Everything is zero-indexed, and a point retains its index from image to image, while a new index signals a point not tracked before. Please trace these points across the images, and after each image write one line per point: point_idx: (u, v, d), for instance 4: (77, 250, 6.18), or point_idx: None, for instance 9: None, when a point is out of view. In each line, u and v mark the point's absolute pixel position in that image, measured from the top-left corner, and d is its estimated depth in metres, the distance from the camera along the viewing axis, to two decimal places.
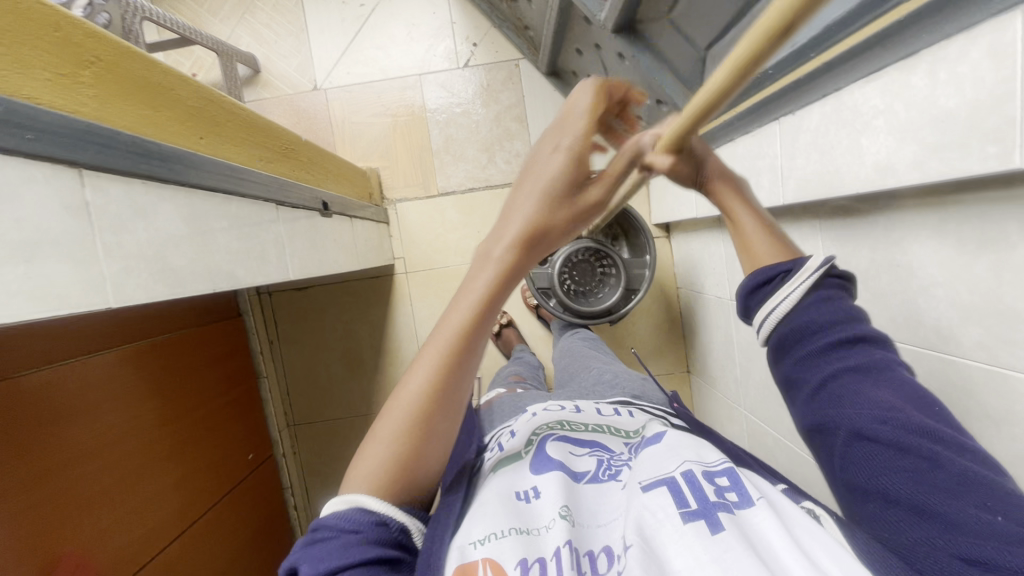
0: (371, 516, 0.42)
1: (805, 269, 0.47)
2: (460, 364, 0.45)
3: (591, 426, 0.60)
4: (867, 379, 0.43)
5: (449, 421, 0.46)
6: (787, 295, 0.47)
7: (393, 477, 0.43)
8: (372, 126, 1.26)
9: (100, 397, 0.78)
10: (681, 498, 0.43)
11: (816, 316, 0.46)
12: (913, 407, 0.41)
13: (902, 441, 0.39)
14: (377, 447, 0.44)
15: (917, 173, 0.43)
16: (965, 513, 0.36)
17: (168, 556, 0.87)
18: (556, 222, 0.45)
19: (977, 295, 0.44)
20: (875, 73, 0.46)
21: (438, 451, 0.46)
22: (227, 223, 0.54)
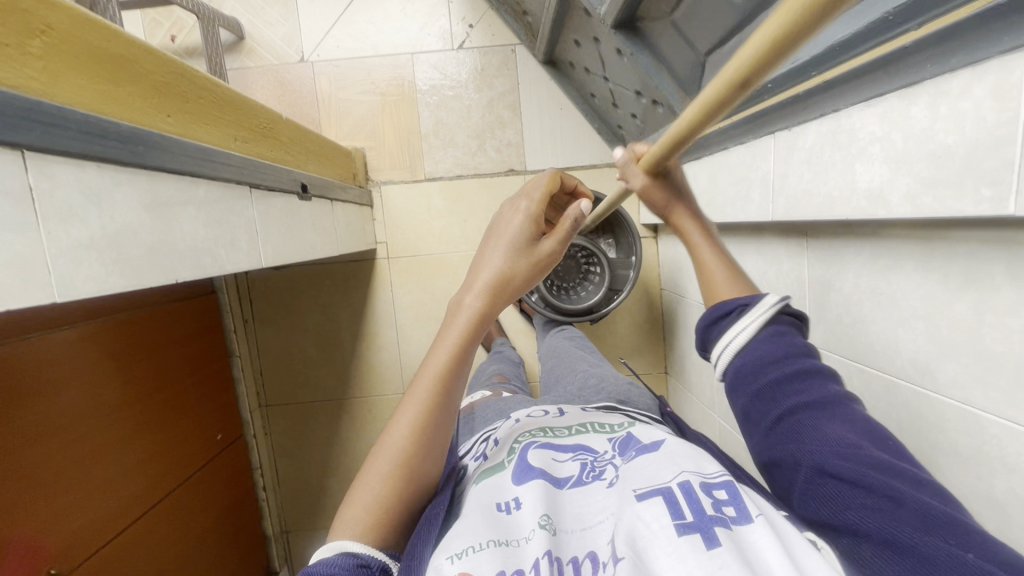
0: (354, 558, 0.44)
1: (761, 305, 0.51)
2: (441, 404, 0.51)
3: (573, 430, 0.63)
4: (823, 415, 0.45)
5: (432, 456, 0.52)
6: (743, 328, 0.51)
7: (380, 513, 0.48)
8: (360, 104, 1.22)
9: (58, 375, 0.75)
10: (677, 509, 0.42)
11: (770, 348, 0.49)
12: (869, 441, 0.42)
13: (865, 477, 0.39)
14: (364, 490, 0.48)
15: (909, 207, 0.42)
16: (937, 547, 0.34)
17: (127, 538, 0.85)
18: (518, 276, 0.54)
19: (956, 332, 0.44)
20: (876, 98, 0.45)
21: (422, 484, 0.52)
22: (193, 208, 0.51)
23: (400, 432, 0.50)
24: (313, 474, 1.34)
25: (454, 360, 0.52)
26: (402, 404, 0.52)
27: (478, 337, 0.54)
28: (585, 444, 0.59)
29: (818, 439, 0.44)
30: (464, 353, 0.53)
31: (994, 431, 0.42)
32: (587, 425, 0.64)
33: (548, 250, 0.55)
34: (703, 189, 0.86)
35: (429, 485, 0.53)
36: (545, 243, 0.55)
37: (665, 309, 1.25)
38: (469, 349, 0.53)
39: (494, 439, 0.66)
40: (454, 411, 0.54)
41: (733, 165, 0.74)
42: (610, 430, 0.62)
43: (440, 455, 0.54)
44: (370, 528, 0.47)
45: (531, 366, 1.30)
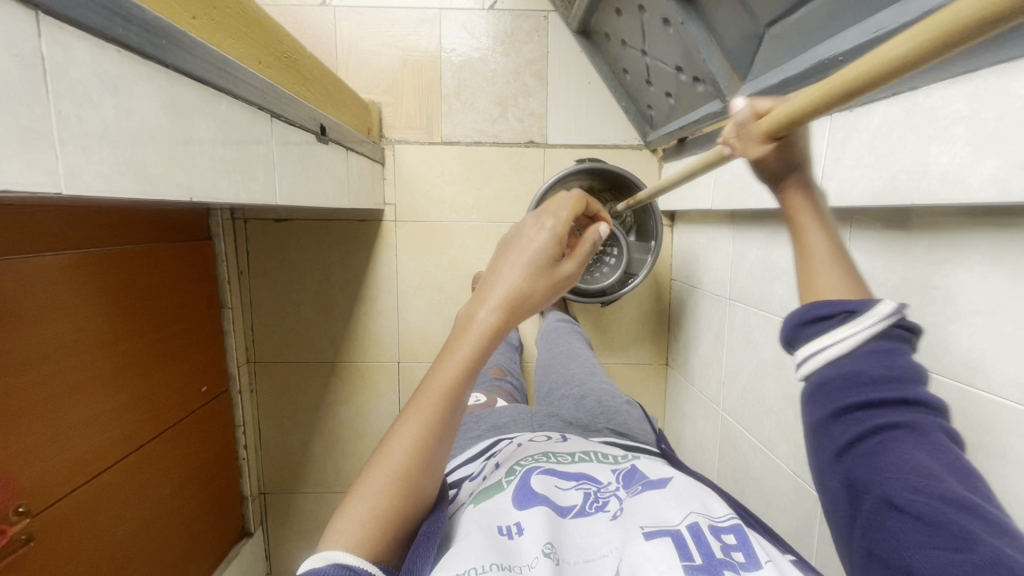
0: (343, 572, 0.39)
1: (873, 315, 0.39)
2: (444, 422, 0.46)
3: (576, 455, 0.60)
4: (912, 443, 0.36)
5: (429, 473, 0.47)
6: (843, 338, 0.39)
7: (374, 530, 0.43)
8: (381, 56, 1.16)
9: (42, 301, 0.70)
10: (684, 551, 0.41)
11: (867, 365, 0.38)
12: (955, 478, 0.34)
13: (936, 515, 0.32)
14: (360, 500, 0.43)
15: (995, 191, 0.40)
16: None
17: (100, 484, 0.80)
18: (535, 297, 0.47)
19: (1021, 329, 0.42)
20: (967, 74, 0.42)
21: (417, 501, 0.47)
22: (213, 123, 0.47)
23: (398, 449, 0.45)
24: (297, 437, 1.30)
25: (462, 376, 0.46)
26: (402, 416, 0.46)
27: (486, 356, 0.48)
28: (587, 471, 0.56)
29: (893, 466, 0.35)
30: (471, 371, 0.46)
31: None
32: (590, 452, 0.61)
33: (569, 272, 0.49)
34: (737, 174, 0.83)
35: (426, 498, 0.48)
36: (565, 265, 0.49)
37: (673, 301, 1.23)
38: (476, 368, 0.47)
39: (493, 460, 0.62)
40: (454, 427, 0.48)
41: None
42: (613, 461, 0.59)
43: (436, 471, 0.48)
44: (365, 548, 0.42)
45: (530, 346, 1.27)
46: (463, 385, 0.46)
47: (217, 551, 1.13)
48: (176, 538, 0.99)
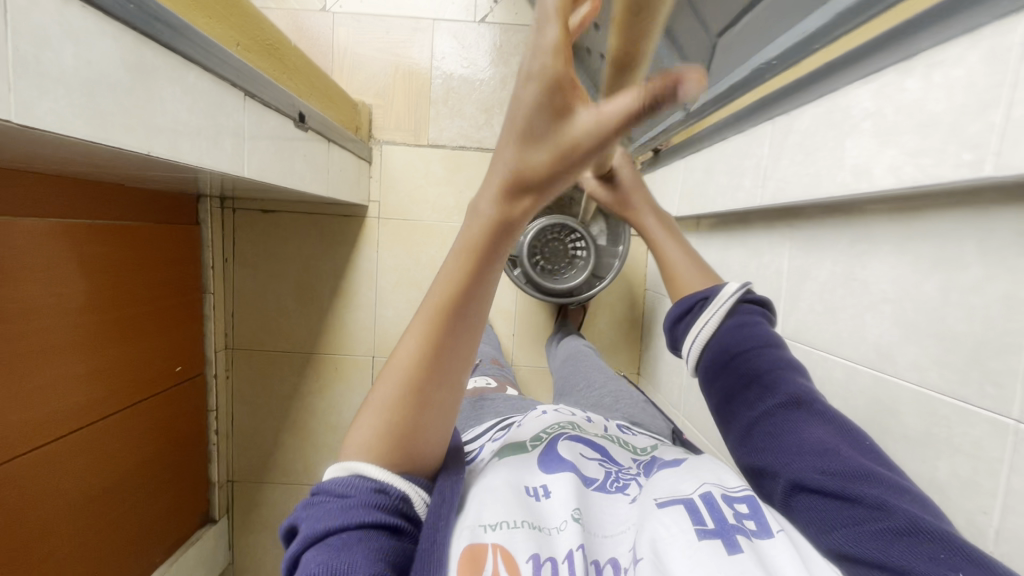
0: (370, 482, 0.39)
1: (723, 295, 0.56)
2: (452, 328, 0.41)
3: (600, 434, 0.59)
4: (799, 414, 0.46)
5: (446, 386, 0.42)
6: (707, 320, 0.55)
7: (384, 441, 0.41)
8: (375, 61, 1.21)
9: (21, 263, 0.73)
10: (697, 516, 0.39)
11: (731, 341, 0.53)
12: (844, 443, 0.42)
13: (844, 488, 0.39)
14: (370, 412, 0.42)
15: (892, 179, 0.42)
16: (908, 557, 0.33)
17: (63, 447, 0.81)
18: (537, 171, 0.36)
19: (921, 313, 0.44)
20: (874, 74, 0.45)
21: (439, 412, 0.43)
22: (179, 89, 0.50)
23: (404, 355, 0.42)
24: (268, 425, 1.31)
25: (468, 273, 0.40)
26: (412, 322, 0.43)
27: (507, 241, 0.41)
28: (609, 451, 0.55)
29: (793, 441, 0.44)
30: (479, 261, 0.40)
31: (945, 411, 0.41)
32: (614, 438, 0.60)
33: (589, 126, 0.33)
34: (697, 181, 0.86)
35: (457, 405, 0.44)
36: (581, 120, 0.33)
37: (647, 310, 1.25)
38: (488, 257, 0.40)
39: (517, 422, 0.62)
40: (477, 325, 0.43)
41: (729, 154, 0.74)
42: (634, 451, 0.58)
43: (461, 375, 0.44)
44: (376, 457, 0.40)
45: (509, 350, 1.27)
46: (473, 280, 0.40)
47: (172, 534, 1.12)
48: (132, 513, 0.99)
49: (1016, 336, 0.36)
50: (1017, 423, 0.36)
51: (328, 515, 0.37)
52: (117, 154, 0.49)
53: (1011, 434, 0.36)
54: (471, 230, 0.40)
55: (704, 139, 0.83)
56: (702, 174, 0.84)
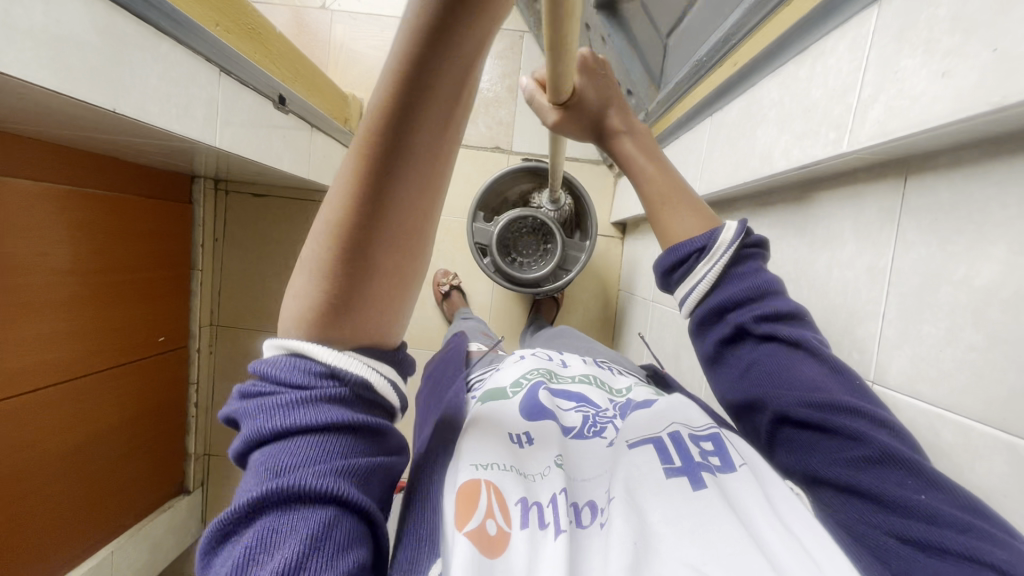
0: (316, 369, 0.32)
1: (720, 244, 0.46)
2: (385, 168, 0.27)
3: (577, 378, 0.63)
4: (796, 354, 0.43)
5: (392, 250, 0.30)
6: (703, 275, 0.47)
7: (319, 319, 0.31)
8: (369, 57, 1.27)
9: (18, 220, 0.78)
10: (665, 455, 0.43)
11: (729, 293, 0.47)
12: (839, 385, 0.40)
13: (828, 422, 0.39)
14: (298, 279, 0.31)
15: (784, 161, 0.46)
16: (888, 487, 0.35)
17: (50, 397, 0.86)
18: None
19: (813, 290, 0.47)
20: (778, 69, 0.49)
21: (394, 280, 0.31)
22: (150, 57, 0.55)
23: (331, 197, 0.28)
24: None
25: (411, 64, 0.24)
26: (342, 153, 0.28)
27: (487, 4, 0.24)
28: (586, 396, 0.58)
29: (788, 382, 0.43)
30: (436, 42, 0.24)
31: None
32: (591, 377, 0.64)
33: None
34: None
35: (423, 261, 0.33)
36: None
37: (619, 310, 1.28)
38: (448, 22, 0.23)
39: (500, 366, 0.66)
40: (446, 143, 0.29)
41: (679, 151, 0.78)
42: (611, 392, 0.61)
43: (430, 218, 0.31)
44: (314, 331, 0.32)
45: None
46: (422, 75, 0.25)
47: (144, 501, 1.14)
48: (112, 472, 1.03)
49: (875, 304, 0.39)
50: (874, 383, 0.40)
51: (273, 414, 0.32)
52: (88, 113, 0.54)
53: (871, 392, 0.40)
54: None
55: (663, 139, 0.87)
56: None
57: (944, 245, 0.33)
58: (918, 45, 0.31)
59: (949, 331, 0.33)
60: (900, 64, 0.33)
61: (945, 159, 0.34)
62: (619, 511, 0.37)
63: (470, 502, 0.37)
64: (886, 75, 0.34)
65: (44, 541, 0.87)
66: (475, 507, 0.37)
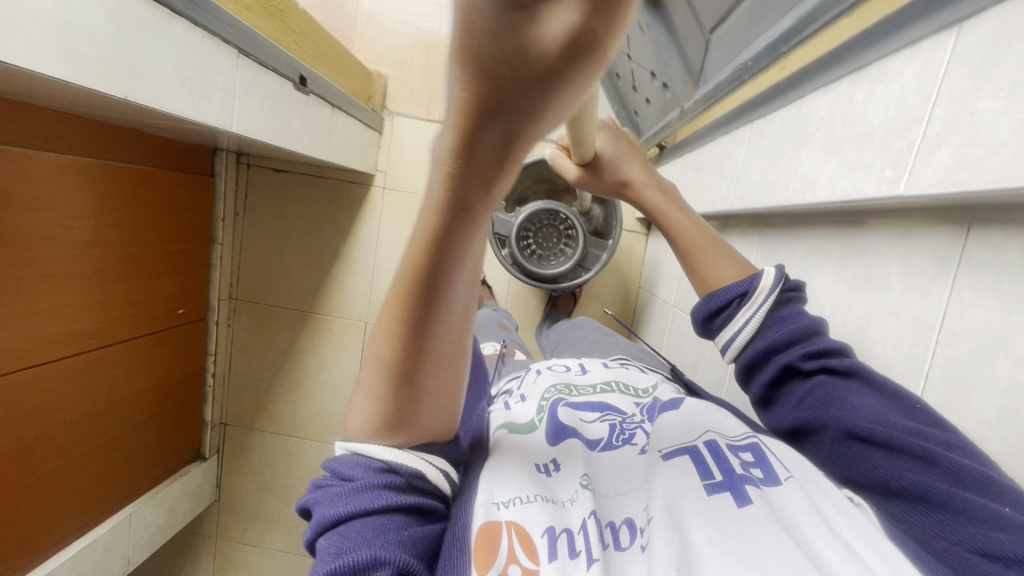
0: (375, 462, 0.37)
1: (760, 290, 0.44)
2: (424, 316, 0.32)
3: (598, 387, 0.59)
4: (852, 386, 0.39)
5: (444, 373, 0.35)
6: (745, 320, 0.44)
7: (382, 427, 0.37)
8: (396, 32, 1.24)
9: (45, 190, 0.78)
10: (704, 468, 0.40)
11: (774, 334, 0.44)
12: (897, 411, 0.36)
13: (895, 438, 0.35)
14: (363, 395, 0.37)
15: (829, 191, 0.42)
16: (975, 500, 0.30)
17: (74, 365, 0.88)
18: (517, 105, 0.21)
19: (847, 332, 0.44)
20: (831, 84, 0.45)
21: (444, 397, 0.37)
22: (165, 40, 0.53)
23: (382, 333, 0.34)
24: (264, 375, 1.38)
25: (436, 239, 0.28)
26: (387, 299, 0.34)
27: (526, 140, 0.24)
28: (610, 404, 0.55)
29: (842, 410, 0.39)
30: (463, 208, 0.27)
31: None
32: (614, 384, 0.60)
33: (566, 31, 0.18)
34: (687, 181, 0.85)
35: (464, 373, 0.37)
36: (554, 17, 0.18)
37: (638, 307, 1.25)
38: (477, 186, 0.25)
39: (517, 392, 0.62)
40: (474, 282, 0.33)
41: (714, 154, 0.73)
42: (636, 393, 0.58)
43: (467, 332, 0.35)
44: (377, 435, 0.37)
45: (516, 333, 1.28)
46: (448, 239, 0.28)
47: (159, 466, 1.18)
48: (130, 439, 1.06)
49: (919, 361, 0.36)
50: None
51: (336, 502, 0.37)
52: (103, 99, 0.52)
53: None
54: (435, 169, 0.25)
55: (696, 139, 0.82)
56: (693, 172, 0.83)
57: (1007, 313, 0.30)
58: (1001, 87, 0.28)
59: (1001, 411, 0.31)
60: (977, 105, 0.29)
61: (1018, 216, 0.30)
62: (659, 533, 0.34)
63: (490, 545, 0.36)
64: (959, 115, 0.30)
65: (59, 507, 0.89)
66: (496, 551, 0.36)
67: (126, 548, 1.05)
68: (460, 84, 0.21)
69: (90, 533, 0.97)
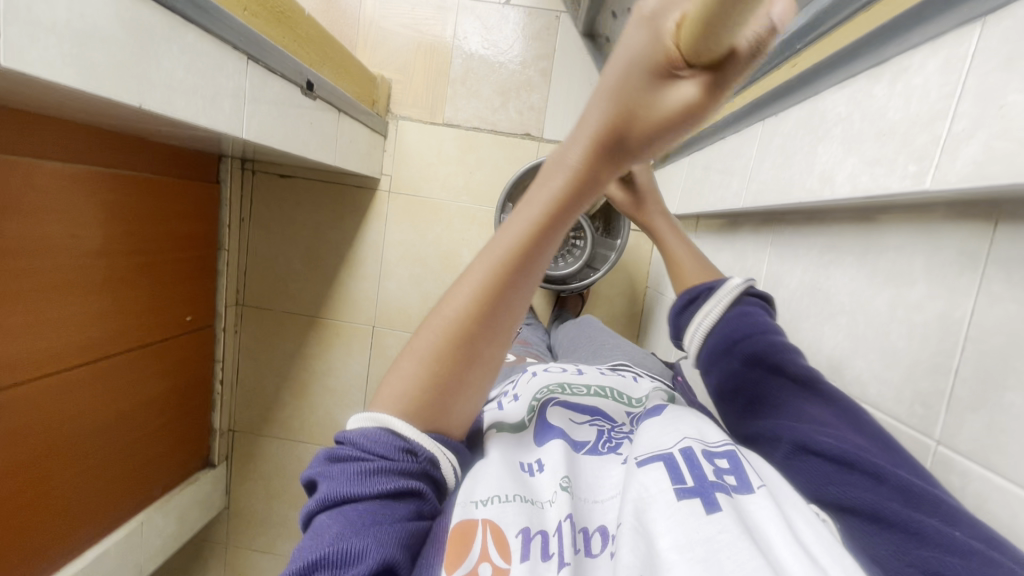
0: (399, 441, 0.41)
1: (725, 288, 0.53)
2: (502, 288, 0.41)
3: (592, 390, 0.59)
4: (802, 392, 0.44)
5: (492, 353, 0.43)
6: (707, 312, 0.52)
7: (422, 394, 0.42)
8: (399, 36, 1.23)
9: (53, 200, 0.78)
10: (677, 474, 0.38)
11: (730, 328, 0.51)
12: (847, 424, 0.41)
13: (847, 454, 0.38)
14: (409, 360, 0.42)
15: (849, 187, 0.42)
16: (926, 522, 0.33)
17: (84, 373, 0.87)
18: (637, 133, 0.36)
19: (869, 328, 0.44)
20: (848, 80, 0.45)
21: (486, 371, 0.44)
22: (176, 47, 0.53)
23: (452, 308, 0.42)
24: (271, 381, 1.38)
25: (542, 225, 0.41)
26: (459, 280, 0.43)
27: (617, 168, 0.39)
28: (602, 411, 0.55)
29: (794, 418, 0.43)
30: (566, 210, 0.41)
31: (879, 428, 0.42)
32: (607, 389, 0.60)
33: (680, 96, 0.33)
34: (696, 180, 0.85)
35: (497, 371, 0.45)
36: (679, 88, 0.33)
37: (645, 308, 1.24)
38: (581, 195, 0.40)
39: (511, 392, 0.61)
40: (532, 288, 0.44)
41: (724, 153, 0.73)
42: (629, 402, 0.58)
43: (512, 328, 0.44)
44: (407, 410, 0.41)
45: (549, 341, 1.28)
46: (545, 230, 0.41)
47: (169, 474, 1.17)
48: (140, 447, 1.06)
49: (947, 357, 0.36)
50: (937, 444, 0.37)
51: (348, 480, 0.39)
52: (115, 107, 0.52)
53: (930, 455, 0.37)
54: (560, 175, 0.40)
55: (705, 138, 0.82)
56: (701, 172, 0.83)
57: None
58: None
59: None
60: (1005, 99, 0.29)
61: None
62: (625, 540, 0.34)
63: (462, 543, 0.37)
64: (987, 109, 0.30)
65: (72, 516, 0.89)
66: (466, 552, 0.37)
67: (137, 557, 1.05)
68: (604, 116, 0.36)
69: (102, 542, 0.96)
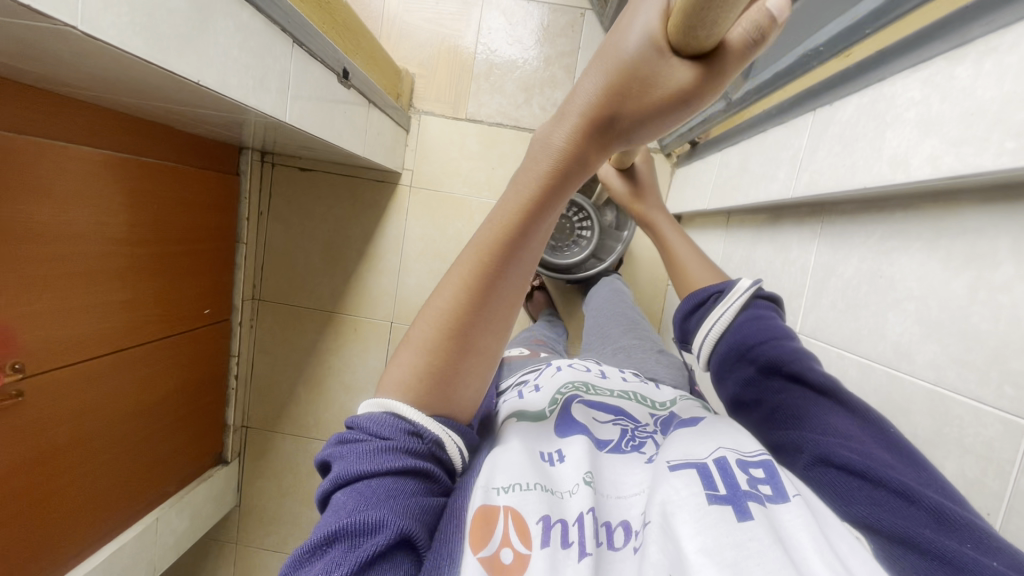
0: (404, 423, 0.40)
1: (735, 291, 0.58)
2: (497, 274, 0.41)
3: (617, 393, 0.58)
4: (821, 400, 0.47)
5: (492, 337, 0.44)
6: (720, 316, 0.57)
7: (422, 380, 0.42)
8: (422, 31, 1.23)
9: (84, 185, 0.76)
10: (709, 481, 0.38)
11: (744, 331, 0.55)
12: (874, 441, 0.43)
13: (871, 470, 0.40)
14: (409, 352, 0.43)
15: (928, 169, 0.42)
16: (961, 550, 0.34)
17: (107, 363, 0.85)
18: (630, 114, 0.37)
19: (944, 312, 0.43)
20: (921, 64, 0.45)
21: (482, 359, 0.44)
22: (233, 24, 0.52)
23: (447, 295, 0.42)
24: (285, 377, 1.36)
25: (531, 208, 0.40)
26: (452, 269, 0.43)
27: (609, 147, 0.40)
28: (625, 411, 0.54)
29: (814, 428, 0.46)
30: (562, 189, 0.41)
31: (958, 411, 0.42)
32: (631, 393, 0.59)
33: (677, 81, 0.35)
34: (730, 175, 0.85)
35: (497, 354, 0.46)
36: (676, 72, 0.34)
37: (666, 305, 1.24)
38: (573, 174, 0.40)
39: (533, 381, 0.60)
40: (529, 270, 0.44)
41: (767, 145, 0.73)
42: (652, 406, 0.57)
43: (513, 309, 0.44)
44: (412, 395, 0.42)
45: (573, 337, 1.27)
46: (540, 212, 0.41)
47: (185, 469, 1.15)
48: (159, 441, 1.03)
49: None
50: None
51: (356, 458, 0.39)
52: (172, 84, 0.51)
53: None
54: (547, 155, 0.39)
55: (742, 132, 0.83)
56: (738, 166, 0.83)
57: None
58: None
59: None
60: None
61: None
62: (653, 538, 0.35)
63: (486, 527, 0.36)
64: None
65: (93, 509, 0.87)
66: (490, 533, 0.36)
67: (153, 553, 1.03)
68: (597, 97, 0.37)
69: (119, 536, 0.94)
